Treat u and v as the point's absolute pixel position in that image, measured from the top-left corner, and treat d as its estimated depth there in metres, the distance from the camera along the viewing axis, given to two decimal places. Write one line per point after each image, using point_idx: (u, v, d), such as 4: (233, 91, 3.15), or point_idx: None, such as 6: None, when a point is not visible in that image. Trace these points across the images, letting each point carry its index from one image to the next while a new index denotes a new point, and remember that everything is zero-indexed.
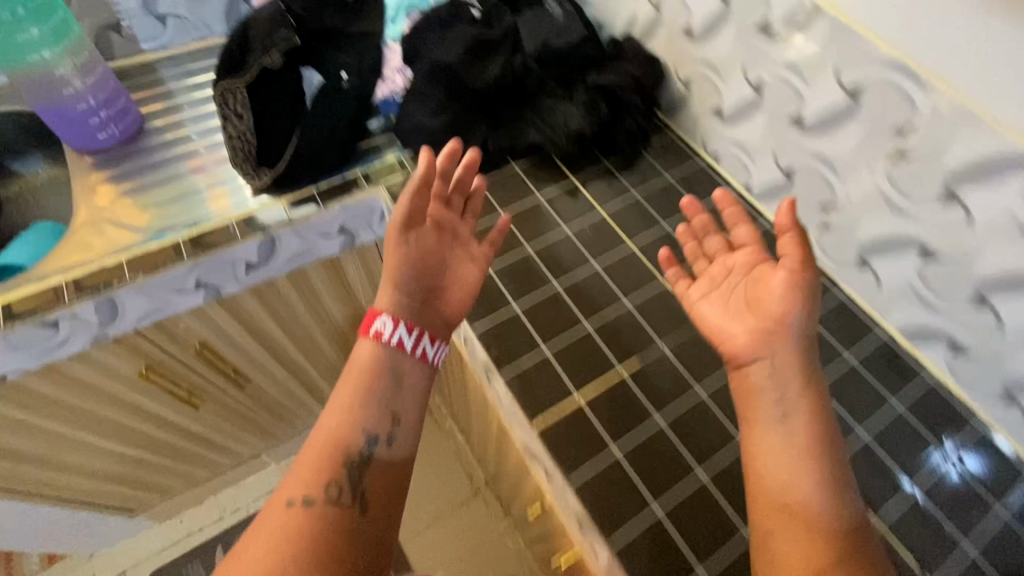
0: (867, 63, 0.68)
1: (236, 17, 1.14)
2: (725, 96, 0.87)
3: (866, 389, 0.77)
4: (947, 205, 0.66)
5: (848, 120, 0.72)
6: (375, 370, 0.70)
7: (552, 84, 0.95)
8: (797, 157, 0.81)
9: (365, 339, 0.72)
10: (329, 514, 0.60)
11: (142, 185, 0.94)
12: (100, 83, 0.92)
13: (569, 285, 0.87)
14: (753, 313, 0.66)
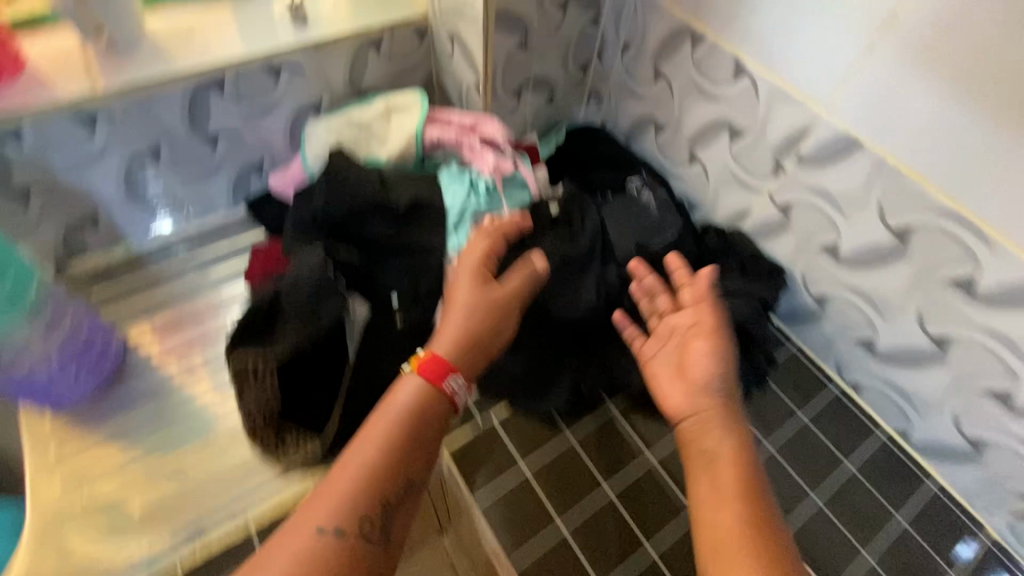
0: (919, 211, 0.62)
1: (275, 161, 0.92)
2: (845, 236, 0.71)
3: (826, 465, 0.77)
4: None
5: (894, 261, 0.66)
6: (417, 428, 0.56)
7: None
8: (837, 291, 0.76)
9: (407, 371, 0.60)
10: (429, 393, 0.58)
11: (153, 310, 0.85)
12: (71, 338, 0.74)
13: (605, 466, 0.72)
14: (688, 379, 0.61)
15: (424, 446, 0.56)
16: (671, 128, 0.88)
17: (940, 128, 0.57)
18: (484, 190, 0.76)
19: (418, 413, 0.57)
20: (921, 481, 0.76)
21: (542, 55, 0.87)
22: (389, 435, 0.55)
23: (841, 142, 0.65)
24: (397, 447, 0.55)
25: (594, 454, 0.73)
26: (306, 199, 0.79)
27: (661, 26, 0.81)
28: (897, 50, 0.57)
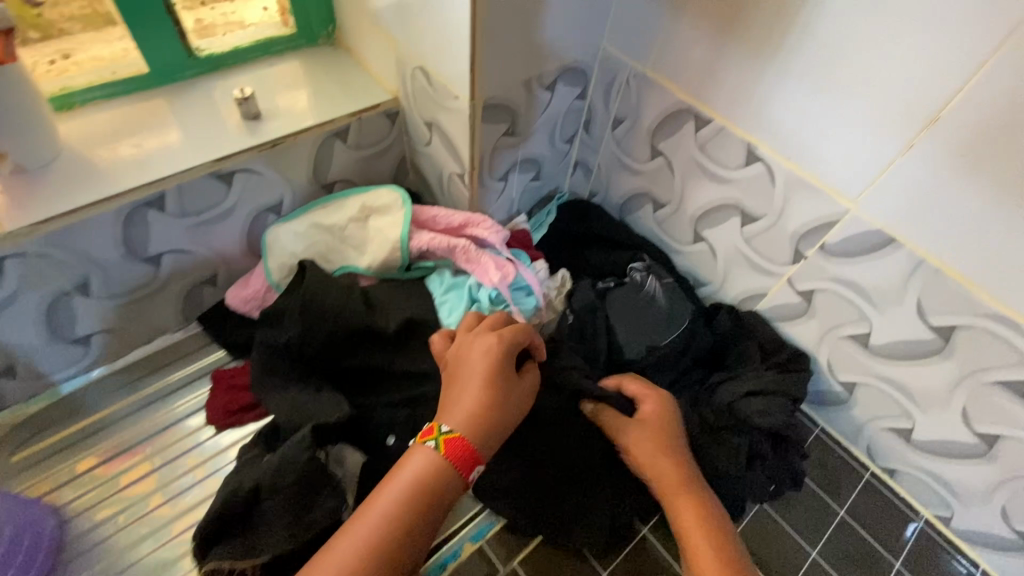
0: (967, 314, 0.57)
1: (232, 269, 0.80)
2: (876, 326, 0.66)
3: (874, 568, 0.72)
4: None
5: (935, 359, 0.62)
6: (427, 494, 0.49)
7: (687, 411, 0.71)
8: (867, 381, 0.71)
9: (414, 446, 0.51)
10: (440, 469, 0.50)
11: (106, 463, 0.72)
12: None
13: None
14: (662, 439, 0.63)
15: (427, 517, 0.49)
16: (671, 205, 0.82)
17: (996, 234, 0.52)
18: (486, 304, 0.67)
19: (431, 489, 0.49)
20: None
21: (529, 136, 0.79)
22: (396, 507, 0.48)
23: (877, 237, 0.61)
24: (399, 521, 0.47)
25: None
26: (277, 324, 0.67)
27: (659, 104, 0.75)
28: (942, 152, 0.52)
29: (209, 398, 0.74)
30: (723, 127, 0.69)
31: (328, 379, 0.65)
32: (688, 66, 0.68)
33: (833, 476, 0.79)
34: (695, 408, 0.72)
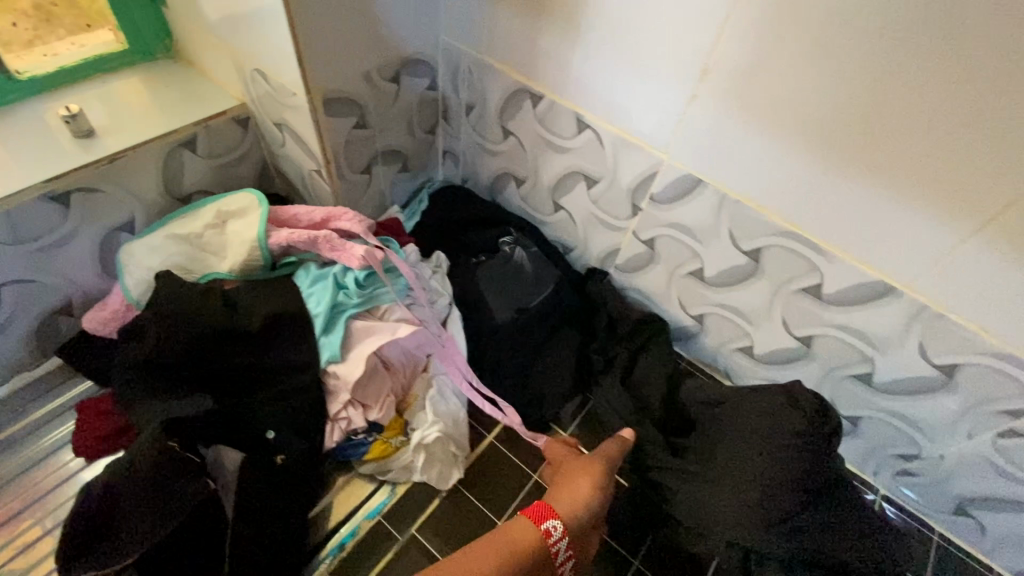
0: (763, 234, 0.67)
1: (91, 294, 0.77)
2: (706, 260, 0.75)
3: None
4: (968, 429, 0.65)
5: (751, 279, 0.72)
6: (532, 555, 0.56)
7: (763, 525, 0.62)
8: (713, 311, 0.80)
9: (524, 520, 0.58)
10: (538, 537, 0.57)
11: None
12: None
13: None
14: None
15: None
16: (529, 180, 0.88)
17: (772, 162, 0.61)
18: (354, 288, 0.69)
19: (531, 555, 0.56)
20: None
21: (383, 129, 0.82)
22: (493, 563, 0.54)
23: (691, 180, 0.69)
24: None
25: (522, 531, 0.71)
26: (135, 338, 0.66)
27: (498, 86, 0.80)
28: (718, 98, 0.60)
29: (75, 430, 0.70)
30: (553, 100, 0.75)
31: (197, 384, 0.65)
32: (512, 48, 0.74)
33: None
34: (782, 527, 0.62)
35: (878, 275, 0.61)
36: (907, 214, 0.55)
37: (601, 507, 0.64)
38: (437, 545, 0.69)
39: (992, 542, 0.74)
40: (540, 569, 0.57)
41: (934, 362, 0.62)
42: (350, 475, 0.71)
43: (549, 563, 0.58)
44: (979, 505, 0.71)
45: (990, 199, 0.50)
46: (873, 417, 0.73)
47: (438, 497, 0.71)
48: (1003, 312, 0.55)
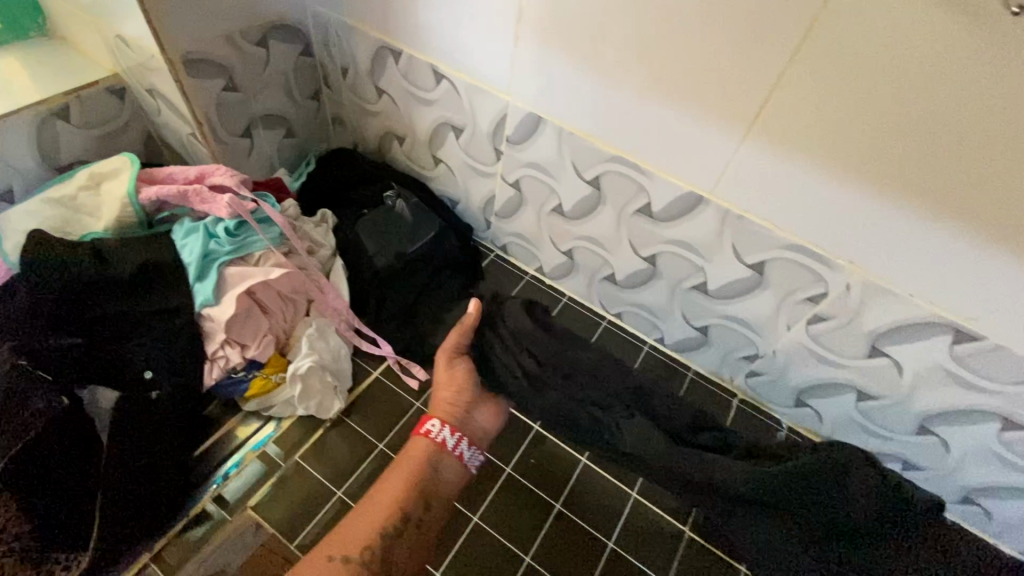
0: (595, 161, 0.74)
1: None
2: (562, 194, 0.82)
3: None
4: (784, 319, 0.73)
5: (598, 206, 0.79)
6: (422, 461, 0.68)
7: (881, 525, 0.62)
8: (578, 244, 0.87)
9: (417, 436, 0.70)
10: (425, 445, 0.69)
11: None
12: None
13: None
14: None
15: (433, 486, 0.67)
16: (408, 137, 0.93)
17: (589, 94, 0.68)
18: (225, 236, 0.74)
19: (421, 463, 0.68)
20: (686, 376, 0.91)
21: (258, 93, 0.86)
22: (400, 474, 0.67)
23: (532, 119, 0.75)
24: (411, 486, 0.65)
25: (401, 450, 0.76)
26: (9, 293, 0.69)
27: (363, 46, 0.85)
28: (535, 37, 0.67)
29: None
30: (410, 55, 0.81)
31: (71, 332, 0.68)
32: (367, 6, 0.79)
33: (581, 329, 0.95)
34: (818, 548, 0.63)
35: (689, 188, 0.68)
36: (695, 126, 0.62)
37: (467, 395, 0.75)
38: (320, 467, 0.74)
39: (830, 426, 0.82)
40: (441, 458, 0.69)
41: (745, 260, 0.70)
42: (239, 414, 0.76)
43: (444, 451, 0.69)
44: (810, 390, 0.79)
45: (750, 103, 0.57)
46: (716, 323, 0.81)
47: (321, 426, 0.76)
48: (783, 207, 0.63)
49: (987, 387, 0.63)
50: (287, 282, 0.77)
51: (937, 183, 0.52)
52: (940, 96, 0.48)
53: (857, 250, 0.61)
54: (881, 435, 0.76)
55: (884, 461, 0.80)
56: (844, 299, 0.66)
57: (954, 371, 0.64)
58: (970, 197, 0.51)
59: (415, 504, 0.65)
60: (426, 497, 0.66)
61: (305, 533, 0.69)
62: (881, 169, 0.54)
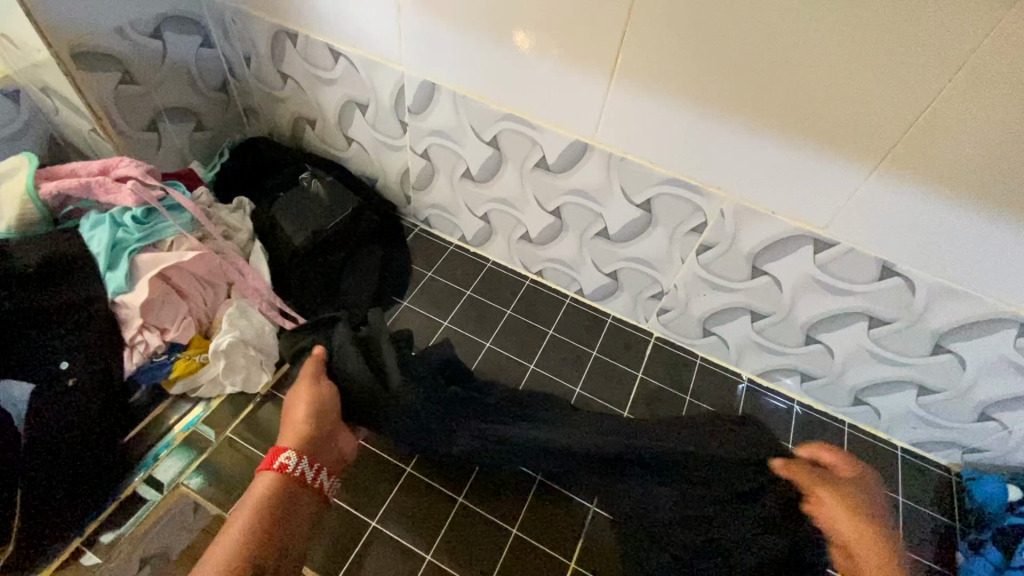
0: (492, 122, 0.78)
1: None
2: (468, 160, 0.86)
3: (533, 340, 0.93)
4: (677, 253, 0.79)
5: (502, 167, 0.84)
6: (275, 498, 0.62)
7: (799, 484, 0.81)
8: (490, 207, 0.91)
9: (265, 470, 0.63)
10: (280, 482, 0.63)
11: None
12: None
13: None
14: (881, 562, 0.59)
15: (284, 527, 0.62)
16: (319, 120, 0.96)
17: (474, 57, 0.72)
18: (133, 224, 0.75)
19: (276, 500, 0.62)
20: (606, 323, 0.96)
21: (160, 85, 0.87)
22: (253, 522, 0.59)
23: (427, 86, 0.79)
24: (264, 534, 0.59)
25: None
26: None
27: (262, 33, 0.87)
28: (416, 4, 0.71)
29: None
30: (307, 36, 0.83)
31: None
32: None
33: (505, 290, 0.99)
34: None
35: (575, 137, 0.74)
36: (569, 76, 0.68)
37: (322, 418, 0.69)
38: (252, 441, 0.76)
39: (737, 353, 0.89)
40: (296, 493, 0.64)
41: (633, 201, 0.76)
42: (166, 399, 0.77)
43: (301, 484, 0.64)
44: (712, 318, 0.86)
45: (609, 47, 0.63)
46: (622, 266, 0.87)
47: (251, 403, 0.78)
48: (655, 144, 0.69)
49: (849, 289, 0.70)
50: (201, 265, 0.78)
51: (771, 104, 0.59)
52: (811, 34, 0.52)
53: (722, 176, 0.68)
54: (780, 352, 0.84)
55: (786, 379, 0.88)
56: (724, 223, 0.72)
57: (821, 279, 0.71)
58: (799, 112, 0.58)
59: (268, 555, 0.59)
60: (281, 545, 0.60)
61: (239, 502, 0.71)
62: (727, 97, 0.61)
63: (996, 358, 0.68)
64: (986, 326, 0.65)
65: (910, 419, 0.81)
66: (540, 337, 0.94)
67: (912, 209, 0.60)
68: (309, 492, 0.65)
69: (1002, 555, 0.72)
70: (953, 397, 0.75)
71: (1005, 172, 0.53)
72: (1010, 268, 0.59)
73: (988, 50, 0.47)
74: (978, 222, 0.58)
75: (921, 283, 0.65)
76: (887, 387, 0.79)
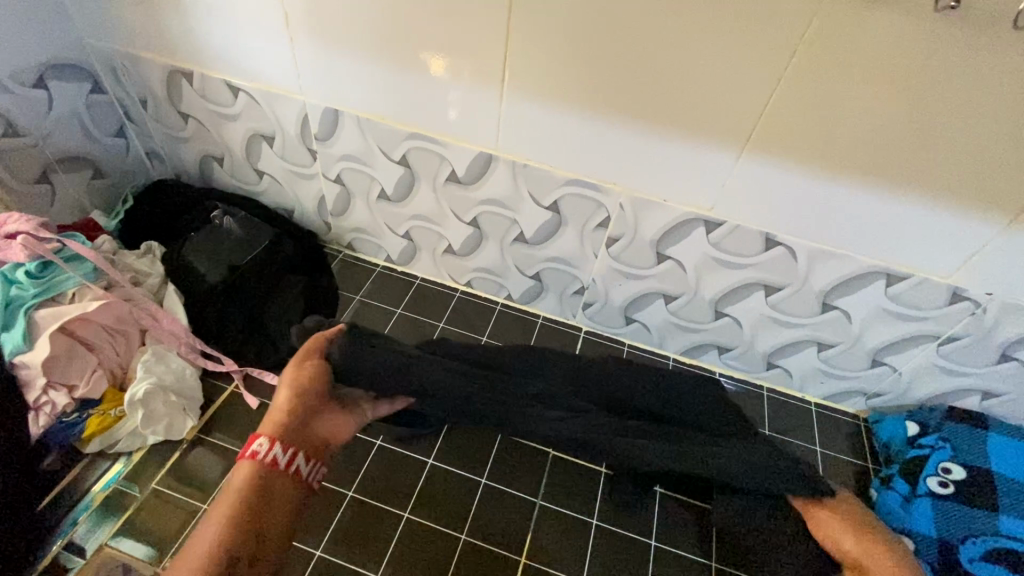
0: (398, 142, 0.81)
1: None
2: (382, 180, 0.87)
3: None
4: (589, 248, 0.84)
5: (415, 184, 0.86)
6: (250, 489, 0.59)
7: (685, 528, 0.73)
8: (410, 224, 0.93)
9: (243, 460, 0.60)
10: (259, 471, 0.60)
11: None
12: None
13: None
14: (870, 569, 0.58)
15: (269, 513, 0.59)
16: (226, 157, 0.95)
17: (372, 81, 0.75)
18: (27, 280, 0.71)
19: (261, 491, 0.59)
20: (536, 324, 0.99)
21: (48, 135, 0.84)
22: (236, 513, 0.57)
23: (331, 114, 0.81)
24: (242, 518, 0.57)
25: None
26: None
27: (155, 75, 0.86)
28: (309, 36, 0.73)
29: None
30: (203, 75, 0.83)
31: None
32: (149, 34, 0.81)
33: (435, 303, 1.00)
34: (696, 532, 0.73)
35: (478, 149, 0.77)
36: (462, 91, 0.72)
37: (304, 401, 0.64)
38: (181, 488, 0.72)
39: (658, 335, 0.94)
40: (278, 480, 0.61)
41: (540, 202, 0.80)
42: (80, 464, 0.72)
43: (280, 471, 0.61)
44: (630, 305, 0.91)
45: (496, 62, 0.68)
46: (543, 267, 0.91)
47: (178, 449, 0.75)
48: (552, 148, 0.74)
49: (741, 263, 0.77)
50: (108, 314, 0.74)
51: (644, 102, 0.65)
52: (665, 39, 0.59)
53: (616, 172, 0.73)
54: (694, 328, 0.89)
55: (705, 354, 0.94)
56: (624, 214, 0.77)
57: (715, 255, 0.77)
58: (670, 107, 0.64)
59: (249, 533, 0.56)
60: (260, 531, 0.58)
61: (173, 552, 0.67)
62: (606, 100, 0.66)
63: (874, 308, 0.76)
64: (860, 280, 0.73)
65: (817, 376, 0.89)
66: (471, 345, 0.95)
67: (780, 182, 0.67)
68: (290, 481, 0.62)
69: (908, 484, 0.78)
70: (848, 347, 0.82)
71: (844, 143, 0.61)
72: (868, 225, 0.67)
73: (810, 39, 0.55)
74: (835, 187, 0.65)
75: (801, 249, 0.73)
76: (791, 348, 0.86)
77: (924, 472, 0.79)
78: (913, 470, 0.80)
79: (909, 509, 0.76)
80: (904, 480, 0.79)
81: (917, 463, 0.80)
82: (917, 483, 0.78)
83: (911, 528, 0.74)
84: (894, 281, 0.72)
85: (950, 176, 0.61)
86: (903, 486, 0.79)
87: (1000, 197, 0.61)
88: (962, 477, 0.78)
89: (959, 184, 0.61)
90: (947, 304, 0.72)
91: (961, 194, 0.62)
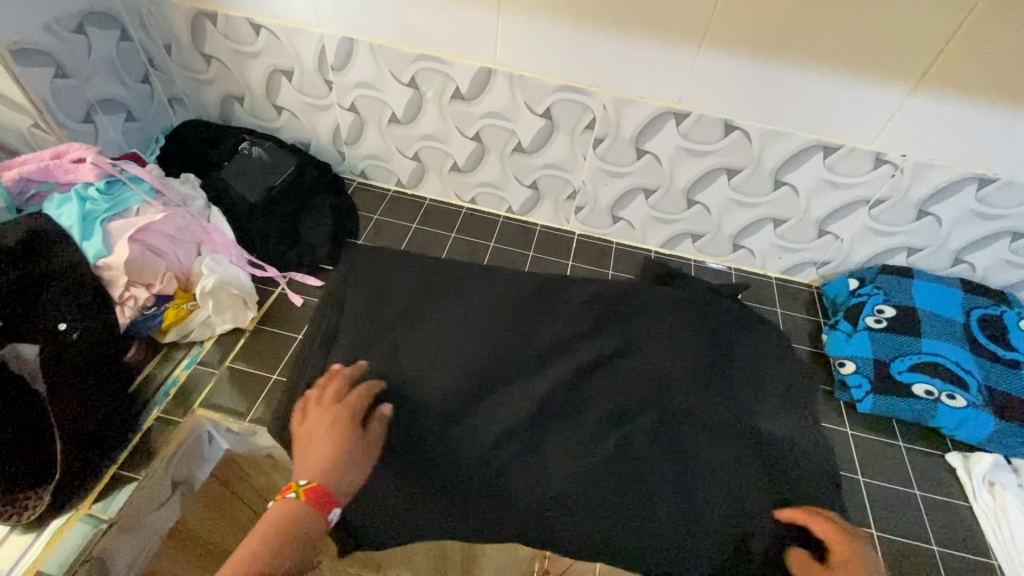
0: (408, 65, 0.92)
1: None
2: (394, 104, 0.99)
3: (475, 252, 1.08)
4: (577, 151, 0.98)
5: (423, 105, 0.98)
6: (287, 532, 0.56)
7: None
8: (419, 145, 1.05)
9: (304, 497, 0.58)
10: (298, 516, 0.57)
11: None
12: None
13: None
14: None
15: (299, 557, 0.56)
16: (247, 95, 1.05)
17: (384, 10, 0.87)
18: (100, 197, 0.82)
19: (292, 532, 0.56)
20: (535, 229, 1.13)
21: (89, 77, 0.93)
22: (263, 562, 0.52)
23: (346, 43, 0.92)
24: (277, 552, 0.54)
25: None
26: None
27: (181, 18, 0.96)
28: None
29: None
30: (228, 15, 0.93)
31: None
32: None
33: (445, 219, 1.12)
34: None
35: (479, 65, 0.90)
36: (465, 11, 0.84)
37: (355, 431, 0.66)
38: (250, 365, 0.85)
39: (641, 230, 1.09)
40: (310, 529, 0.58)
41: (535, 111, 0.94)
42: (160, 353, 0.85)
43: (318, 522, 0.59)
44: (614, 203, 1.05)
45: None
46: (539, 175, 1.04)
47: (243, 336, 0.88)
48: (544, 57, 0.87)
49: (706, 150, 0.92)
50: (170, 224, 0.85)
51: (617, 8, 0.79)
52: None
53: (599, 75, 0.87)
54: (669, 218, 1.05)
55: (681, 243, 1.09)
56: (606, 113, 0.91)
57: (683, 145, 0.92)
58: (641, 12, 0.78)
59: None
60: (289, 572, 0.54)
61: (255, 410, 0.80)
62: (586, 9, 0.80)
63: (815, 179, 0.92)
64: (802, 155, 0.89)
65: (775, 250, 1.05)
66: (479, 249, 1.08)
67: (731, 70, 0.82)
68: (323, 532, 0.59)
69: (851, 324, 0.96)
70: (797, 220, 0.99)
71: (778, 31, 0.76)
72: (806, 102, 0.83)
73: None
74: (775, 71, 0.80)
75: (753, 131, 0.88)
76: (751, 227, 1.02)
77: (863, 312, 0.96)
78: (853, 314, 0.96)
79: (848, 340, 0.93)
80: (846, 323, 0.96)
81: (857, 309, 0.97)
82: (857, 321, 0.95)
83: (854, 356, 0.91)
84: (830, 153, 0.88)
85: (862, 53, 0.76)
86: (846, 326, 0.96)
87: (902, 66, 0.76)
88: (894, 314, 0.95)
89: (872, 58, 0.76)
90: (873, 169, 0.88)
91: (873, 67, 0.77)
